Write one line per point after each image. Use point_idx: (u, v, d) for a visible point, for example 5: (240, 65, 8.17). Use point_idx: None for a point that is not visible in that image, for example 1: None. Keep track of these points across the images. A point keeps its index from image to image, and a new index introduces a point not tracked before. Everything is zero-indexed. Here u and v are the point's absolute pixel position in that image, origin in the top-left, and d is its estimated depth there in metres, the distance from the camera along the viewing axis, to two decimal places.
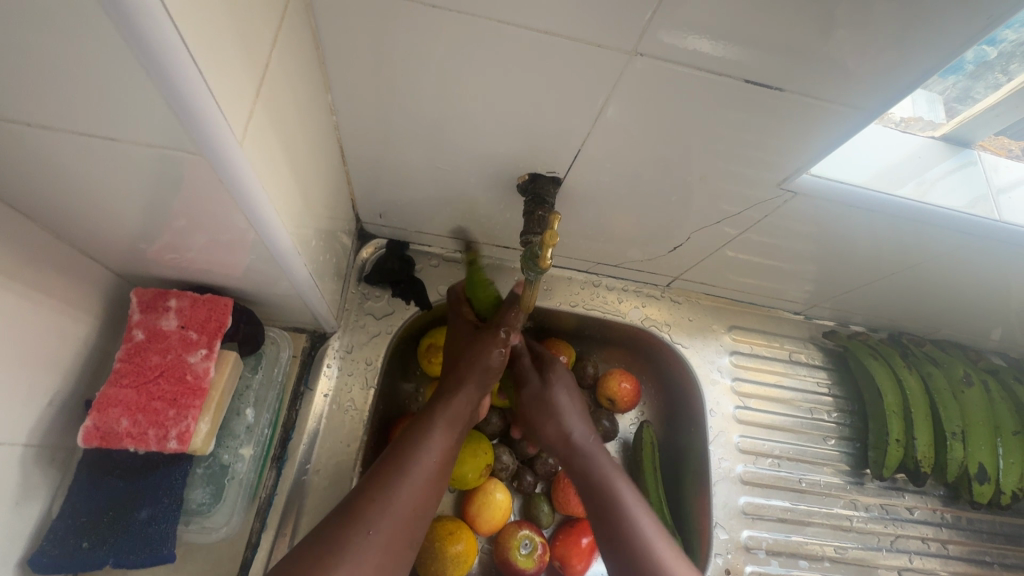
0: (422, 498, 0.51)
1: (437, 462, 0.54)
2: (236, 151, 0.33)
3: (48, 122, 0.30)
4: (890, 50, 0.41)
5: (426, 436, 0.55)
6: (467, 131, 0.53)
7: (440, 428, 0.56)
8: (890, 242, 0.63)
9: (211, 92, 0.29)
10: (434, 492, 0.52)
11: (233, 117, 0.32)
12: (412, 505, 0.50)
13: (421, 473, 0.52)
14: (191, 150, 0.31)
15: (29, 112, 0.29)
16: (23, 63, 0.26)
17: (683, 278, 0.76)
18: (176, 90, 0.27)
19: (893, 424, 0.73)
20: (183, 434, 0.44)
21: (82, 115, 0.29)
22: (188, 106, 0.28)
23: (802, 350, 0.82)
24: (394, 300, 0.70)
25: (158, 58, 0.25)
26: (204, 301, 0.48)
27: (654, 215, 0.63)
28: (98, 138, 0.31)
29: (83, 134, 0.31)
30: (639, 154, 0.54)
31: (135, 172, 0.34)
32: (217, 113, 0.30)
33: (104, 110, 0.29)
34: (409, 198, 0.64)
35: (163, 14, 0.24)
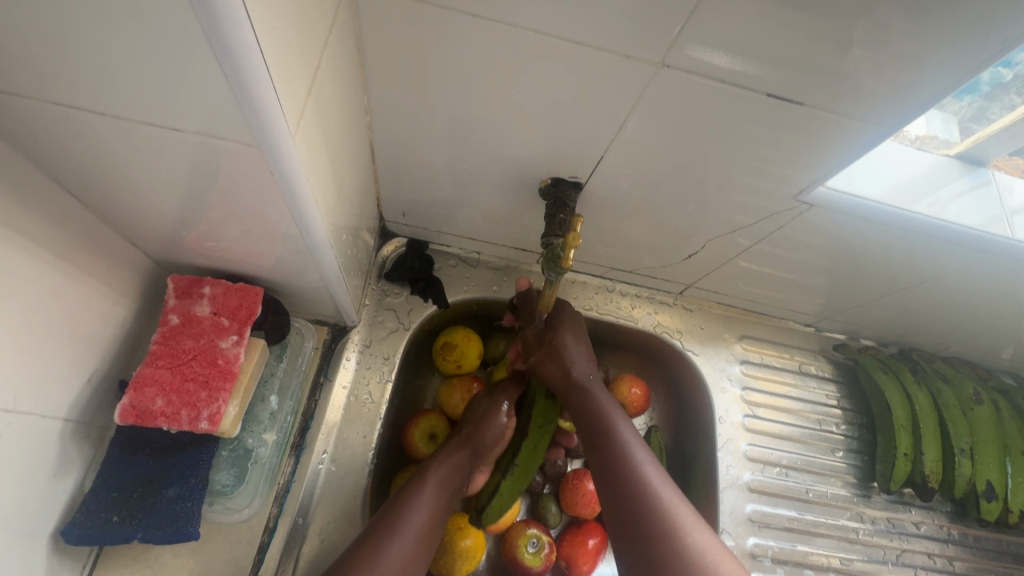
0: (416, 550, 0.54)
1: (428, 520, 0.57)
2: (289, 146, 0.35)
3: (113, 109, 0.32)
4: (907, 71, 0.43)
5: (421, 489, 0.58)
6: (495, 135, 0.54)
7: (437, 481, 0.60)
8: (904, 256, 0.64)
9: (275, 91, 0.31)
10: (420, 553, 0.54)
11: (290, 114, 0.33)
12: (400, 560, 0.52)
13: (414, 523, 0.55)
14: (246, 141, 0.33)
15: (97, 100, 0.31)
16: (99, 52, 0.28)
17: (696, 286, 0.77)
18: (243, 85, 0.29)
19: (902, 438, 0.74)
20: (214, 415, 0.46)
21: (146, 104, 0.31)
22: (253, 100, 0.30)
23: (812, 362, 0.83)
24: (412, 298, 0.72)
25: (232, 56, 0.27)
26: (236, 289, 0.50)
27: (671, 223, 0.64)
28: (159, 128, 0.33)
29: (145, 124, 0.33)
30: (660, 162, 0.55)
31: (188, 161, 0.36)
32: (278, 111, 0.32)
33: (167, 100, 0.31)
34: (433, 199, 0.66)
35: (243, 19, 0.26)
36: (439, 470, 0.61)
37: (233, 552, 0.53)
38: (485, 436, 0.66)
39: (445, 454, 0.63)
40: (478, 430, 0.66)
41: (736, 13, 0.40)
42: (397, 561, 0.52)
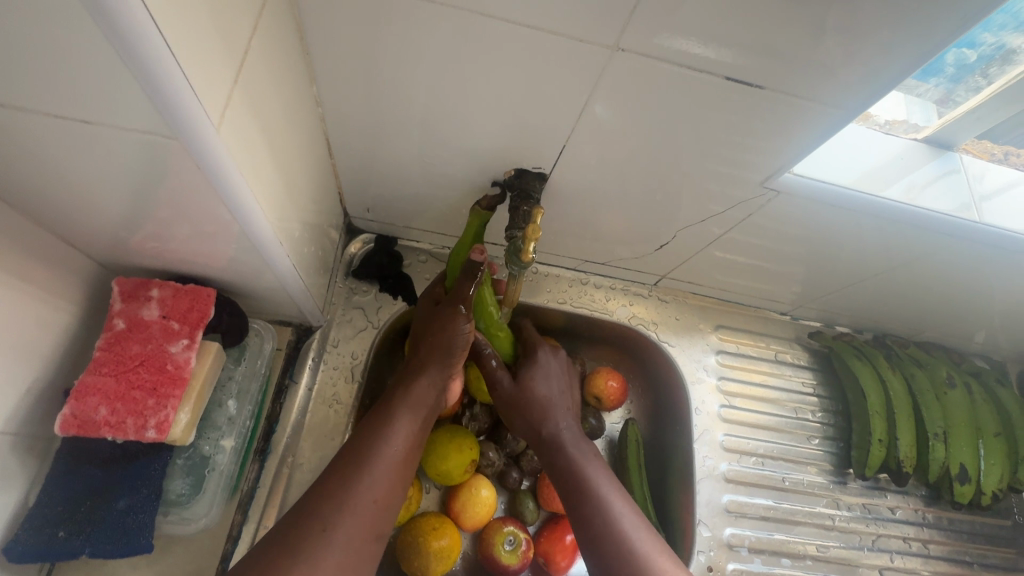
0: (390, 491, 0.51)
1: (403, 455, 0.54)
2: (214, 139, 0.33)
3: (24, 105, 0.30)
4: (866, 52, 0.42)
5: (393, 426, 0.54)
6: (454, 126, 0.53)
7: (406, 415, 0.56)
8: (874, 242, 0.64)
9: (186, 78, 0.29)
10: (400, 483, 0.52)
11: (210, 103, 0.31)
12: (378, 497, 0.50)
13: (387, 465, 0.52)
14: (167, 135, 0.31)
15: (3, 93, 0.29)
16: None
17: (670, 277, 0.77)
18: (148, 73, 0.27)
19: (876, 424, 0.74)
20: (162, 423, 0.44)
21: (57, 97, 0.29)
22: (162, 89, 0.28)
23: (788, 350, 0.82)
24: (381, 295, 0.70)
25: (130, 41, 0.25)
26: (186, 291, 0.48)
27: (642, 214, 0.63)
28: (76, 123, 0.31)
29: (60, 118, 0.31)
30: (625, 152, 0.54)
31: (114, 159, 0.34)
32: (195, 99, 0.30)
33: (78, 91, 0.29)
34: (396, 193, 0.64)
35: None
36: (409, 404, 0.57)
37: (194, 563, 0.51)
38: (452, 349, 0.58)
39: (415, 384, 0.58)
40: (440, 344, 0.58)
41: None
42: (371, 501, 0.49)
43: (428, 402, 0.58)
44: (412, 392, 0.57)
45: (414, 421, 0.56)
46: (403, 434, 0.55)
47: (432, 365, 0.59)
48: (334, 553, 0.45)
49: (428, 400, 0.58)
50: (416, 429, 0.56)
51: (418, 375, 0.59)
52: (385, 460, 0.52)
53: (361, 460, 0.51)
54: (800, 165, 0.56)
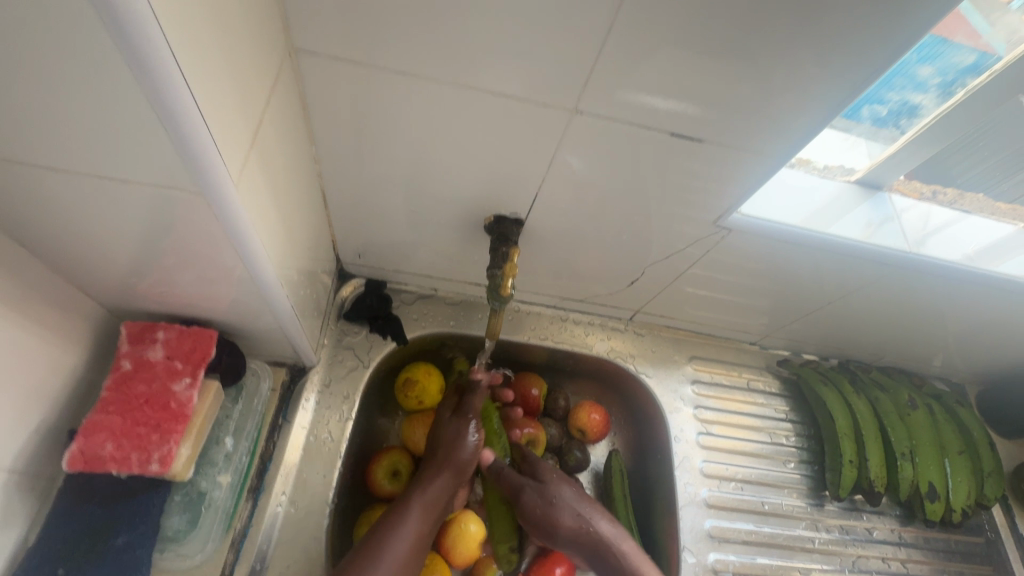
0: None
1: (412, 545, 0.58)
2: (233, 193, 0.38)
3: (66, 166, 0.35)
4: (789, 111, 0.49)
5: (405, 516, 0.59)
6: (438, 178, 0.59)
7: (420, 510, 0.61)
8: (824, 274, 0.70)
9: (214, 142, 0.34)
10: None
11: (231, 162, 0.37)
12: None
13: (395, 555, 0.56)
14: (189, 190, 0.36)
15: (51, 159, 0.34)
16: (50, 117, 0.31)
17: (643, 312, 0.81)
18: (183, 138, 0.32)
19: (846, 445, 0.78)
20: (165, 457, 0.46)
21: (96, 160, 0.34)
22: (193, 152, 0.33)
23: (759, 378, 0.86)
24: (372, 336, 0.75)
25: (172, 116, 0.31)
26: (189, 333, 0.51)
27: (613, 253, 0.69)
28: (108, 180, 0.36)
29: (95, 177, 0.36)
30: (592, 198, 0.60)
31: (139, 212, 0.39)
32: (217, 160, 0.35)
33: (117, 156, 0.34)
34: (385, 239, 0.69)
35: (181, 83, 0.30)
36: (425, 499, 0.61)
37: None
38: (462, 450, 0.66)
39: (430, 481, 0.63)
40: (452, 447, 0.66)
41: (636, 65, 0.46)
42: None
43: (439, 498, 0.63)
44: (427, 486, 0.62)
45: (425, 518, 0.60)
46: (413, 527, 0.59)
47: (444, 461, 0.65)
48: None
49: (440, 499, 0.63)
50: (426, 527, 0.60)
51: (437, 469, 0.64)
52: (395, 550, 0.56)
53: (377, 546, 0.56)
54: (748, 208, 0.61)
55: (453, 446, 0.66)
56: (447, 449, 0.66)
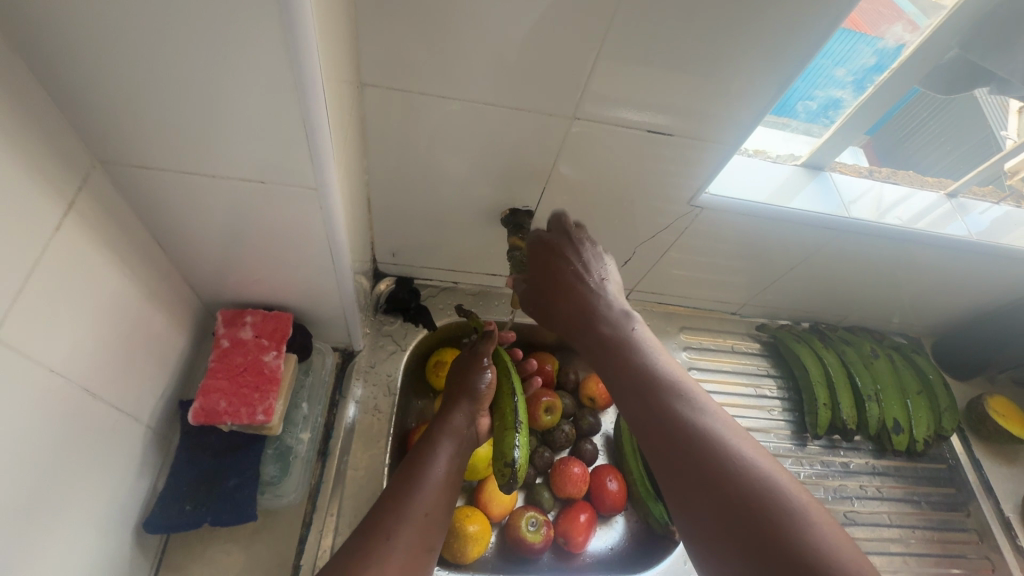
0: (434, 505, 0.63)
1: (444, 474, 0.67)
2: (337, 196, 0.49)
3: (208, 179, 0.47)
4: (741, 106, 0.62)
5: (433, 450, 0.68)
6: (462, 181, 0.71)
7: (446, 444, 0.70)
8: (787, 243, 0.82)
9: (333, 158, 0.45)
10: (443, 499, 0.65)
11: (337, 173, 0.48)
12: (426, 511, 0.62)
13: (431, 483, 0.64)
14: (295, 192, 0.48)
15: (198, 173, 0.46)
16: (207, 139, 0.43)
17: (637, 289, 0.94)
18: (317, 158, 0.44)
19: (819, 391, 0.90)
20: (267, 409, 0.57)
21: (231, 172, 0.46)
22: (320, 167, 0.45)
23: (742, 342, 0.99)
24: (405, 324, 0.86)
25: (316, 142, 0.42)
26: (271, 316, 0.63)
27: (608, 238, 0.81)
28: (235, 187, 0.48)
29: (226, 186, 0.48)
30: (589, 190, 0.73)
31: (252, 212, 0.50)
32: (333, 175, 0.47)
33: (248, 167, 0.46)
34: (415, 239, 0.81)
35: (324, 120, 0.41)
36: (450, 433, 0.71)
37: (278, 540, 0.63)
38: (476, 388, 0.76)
39: (452, 416, 0.73)
40: (468, 386, 0.76)
41: (620, 81, 0.58)
42: (421, 508, 0.61)
43: (461, 431, 0.73)
44: (450, 422, 0.72)
45: (452, 449, 0.70)
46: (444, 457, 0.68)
47: (462, 398, 0.75)
48: (397, 551, 0.56)
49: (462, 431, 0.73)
50: (455, 456, 0.70)
51: (455, 408, 0.74)
52: (430, 478, 0.65)
53: (414, 476, 0.64)
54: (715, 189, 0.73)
55: (468, 384, 0.76)
56: (464, 389, 0.76)
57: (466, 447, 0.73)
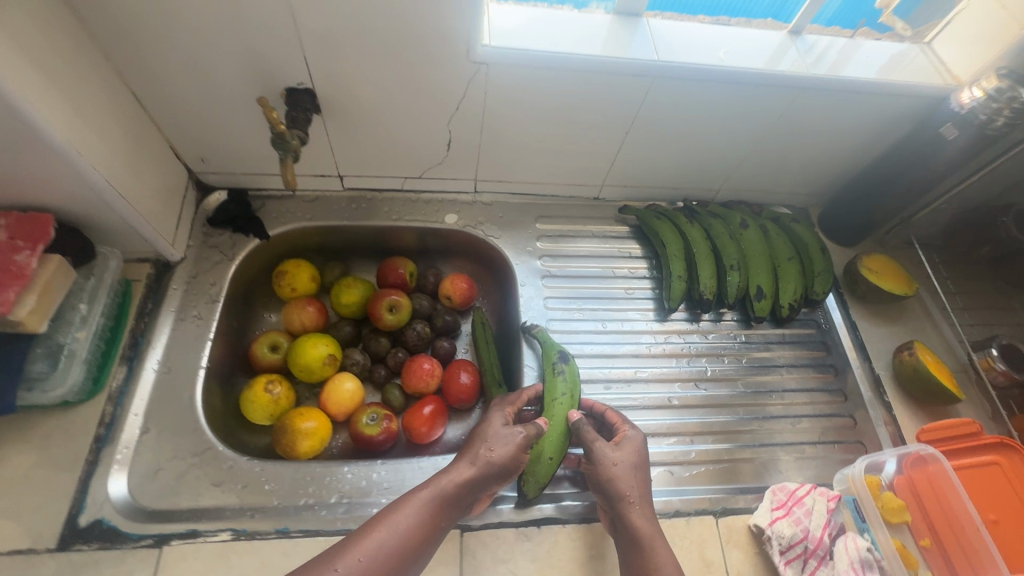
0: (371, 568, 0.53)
1: (407, 537, 0.56)
2: None
3: None
4: None
5: (408, 504, 0.58)
6: (219, 61, 0.65)
7: (430, 499, 0.59)
8: (609, 105, 0.77)
9: None
10: (391, 564, 0.54)
11: None
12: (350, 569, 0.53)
13: (385, 541, 0.55)
14: None
15: None
16: None
17: (482, 180, 0.89)
18: None
19: (676, 264, 0.87)
20: (4, 300, 0.55)
21: None
22: None
23: (606, 227, 0.95)
24: (235, 235, 0.84)
25: None
26: (29, 217, 0.60)
27: (415, 118, 0.75)
28: None
29: None
30: (359, 56, 0.66)
31: None
32: None
33: None
34: (216, 140, 0.76)
35: None
36: (433, 489, 0.60)
37: (73, 439, 0.64)
38: (492, 445, 0.63)
39: (453, 467, 0.62)
40: (483, 441, 0.64)
41: None
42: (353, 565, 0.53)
43: (463, 489, 0.61)
44: (446, 474, 0.61)
45: (434, 508, 0.58)
46: (416, 513, 0.58)
47: (472, 450, 0.63)
48: None
49: (458, 492, 0.60)
50: (437, 521, 0.58)
51: (461, 459, 0.63)
52: (387, 534, 0.56)
53: (367, 531, 0.56)
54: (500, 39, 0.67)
55: (486, 436, 0.64)
56: (479, 442, 0.64)
57: (455, 509, 0.60)
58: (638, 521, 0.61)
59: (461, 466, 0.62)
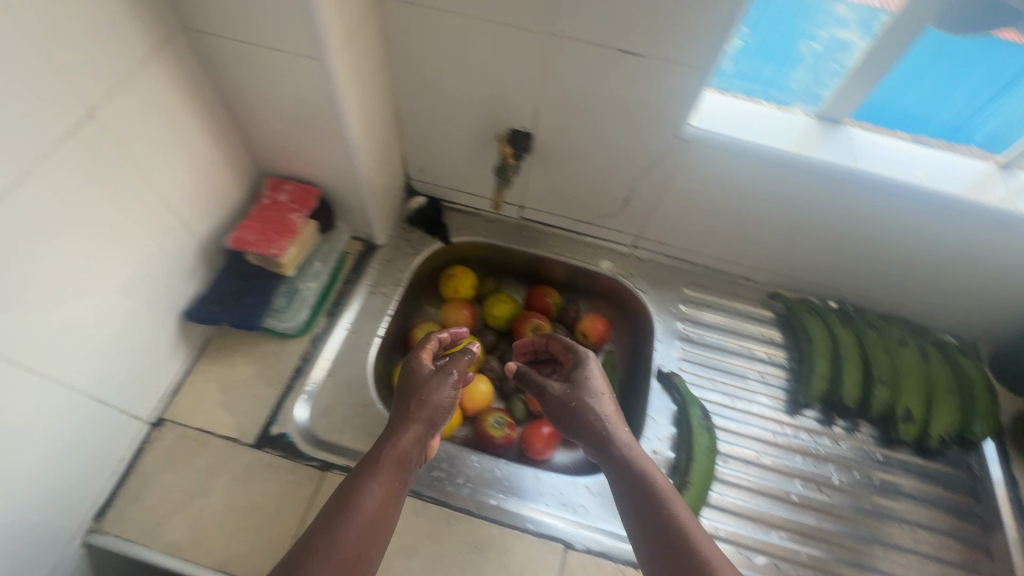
0: (377, 535, 0.55)
1: (380, 510, 0.56)
2: (331, 56, 0.61)
3: (238, 37, 0.61)
4: (711, 28, 0.61)
5: (374, 476, 0.58)
6: (466, 102, 0.79)
7: (388, 471, 0.58)
8: (789, 196, 0.81)
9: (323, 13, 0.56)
10: (383, 532, 0.55)
11: (332, 37, 0.60)
12: (355, 544, 0.53)
13: (370, 522, 0.54)
14: (301, 53, 0.61)
15: (232, 31, 0.60)
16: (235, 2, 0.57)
17: (643, 237, 0.97)
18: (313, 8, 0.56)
19: (821, 363, 0.87)
20: (280, 246, 0.73)
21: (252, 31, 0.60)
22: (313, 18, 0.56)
23: (752, 307, 0.97)
24: (426, 235, 0.99)
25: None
26: (303, 188, 0.79)
27: (605, 174, 0.85)
28: (259, 49, 0.62)
29: (255, 47, 0.62)
30: (579, 118, 0.76)
31: (273, 71, 0.64)
32: (325, 47, 0.59)
33: (263, 31, 0.59)
34: (438, 157, 0.92)
35: None
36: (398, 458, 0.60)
37: (282, 363, 0.80)
38: (438, 402, 0.64)
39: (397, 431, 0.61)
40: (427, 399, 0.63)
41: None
42: (358, 535, 0.53)
43: (410, 454, 0.61)
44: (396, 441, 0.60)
45: (390, 479, 0.58)
46: (382, 485, 0.57)
47: (417, 413, 0.63)
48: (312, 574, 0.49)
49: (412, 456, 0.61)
50: (397, 485, 0.59)
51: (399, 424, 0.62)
52: (366, 509, 0.55)
53: (353, 502, 0.55)
54: (704, 121, 0.74)
55: (425, 395, 0.64)
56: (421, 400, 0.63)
57: (410, 472, 0.61)
58: (625, 442, 0.62)
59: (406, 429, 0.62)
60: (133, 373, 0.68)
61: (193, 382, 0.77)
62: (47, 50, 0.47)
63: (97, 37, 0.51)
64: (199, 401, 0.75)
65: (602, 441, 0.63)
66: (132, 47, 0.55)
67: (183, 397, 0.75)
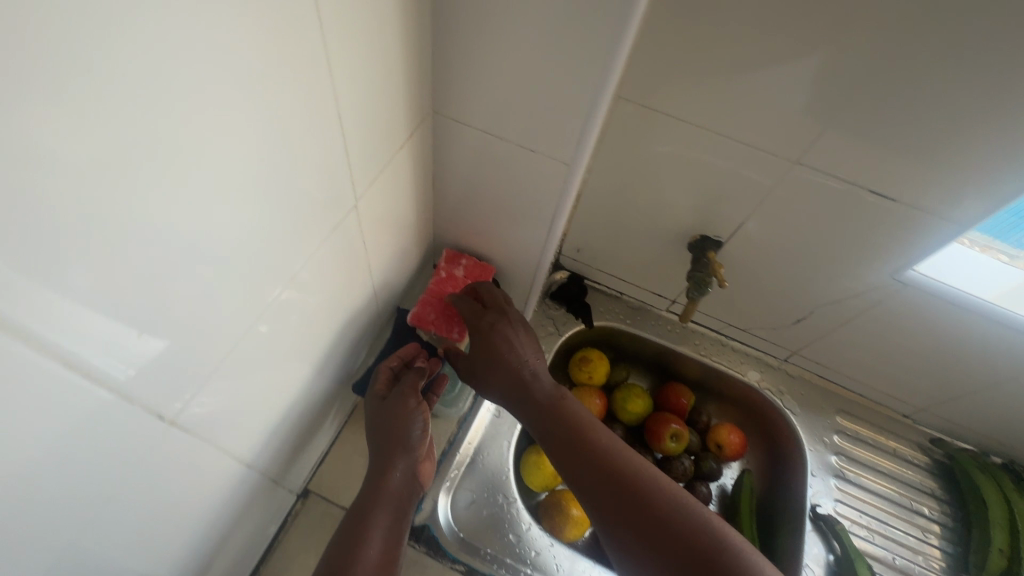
0: None
1: (380, 557, 0.56)
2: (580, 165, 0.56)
3: (483, 128, 0.57)
4: (984, 185, 0.58)
5: (370, 528, 0.57)
6: (664, 201, 0.76)
7: (382, 515, 0.59)
8: (994, 354, 0.74)
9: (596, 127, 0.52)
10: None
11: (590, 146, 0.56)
12: None
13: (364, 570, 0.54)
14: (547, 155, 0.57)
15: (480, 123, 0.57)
16: (499, 103, 0.54)
17: (800, 354, 0.91)
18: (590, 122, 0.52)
19: (998, 535, 0.78)
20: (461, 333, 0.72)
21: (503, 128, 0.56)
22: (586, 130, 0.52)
23: (909, 449, 0.90)
24: (568, 314, 0.96)
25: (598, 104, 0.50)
26: (479, 265, 0.76)
27: (787, 292, 0.81)
28: (499, 141, 0.58)
29: (493, 139, 0.58)
30: (787, 238, 0.72)
31: (501, 164, 0.61)
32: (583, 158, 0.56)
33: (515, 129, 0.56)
34: (602, 243, 0.89)
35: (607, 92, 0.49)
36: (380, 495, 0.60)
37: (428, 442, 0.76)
38: (414, 434, 0.64)
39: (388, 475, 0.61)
40: (408, 434, 0.63)
41: (860, 132, 0.58)
42: None
43: (398, 491, 0.62)
44: (384, 483, 0.60)
45: (388, 525, 0.58)
46: (380, 536, 0.57)
47: (399, 451, 0.62)
48: None
49: (398, 489, 0.62)
50: (394, 528, 0.59)
51: (391, 466, 0.62)
52: (367, 562, 0.55)
53: (354, 555, 0.55)
54: (925, 266, 0.69)
55: (406, 430, 0.63)
56: (405, 437, 0.63)
57: (405, 506, 0.62)
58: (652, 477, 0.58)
59: (395, 470, 0.62)
60: (298, 448, 0.65)
61: (339, 451, 0.73)
62: (348, 153, 0.45)
63: (379, 135, 0.49)
64: (346, 475, 0.72)
65: (641, 488, 0.57)
66: (397, 140, 0.53)
67: (329, 468, 0.72)
